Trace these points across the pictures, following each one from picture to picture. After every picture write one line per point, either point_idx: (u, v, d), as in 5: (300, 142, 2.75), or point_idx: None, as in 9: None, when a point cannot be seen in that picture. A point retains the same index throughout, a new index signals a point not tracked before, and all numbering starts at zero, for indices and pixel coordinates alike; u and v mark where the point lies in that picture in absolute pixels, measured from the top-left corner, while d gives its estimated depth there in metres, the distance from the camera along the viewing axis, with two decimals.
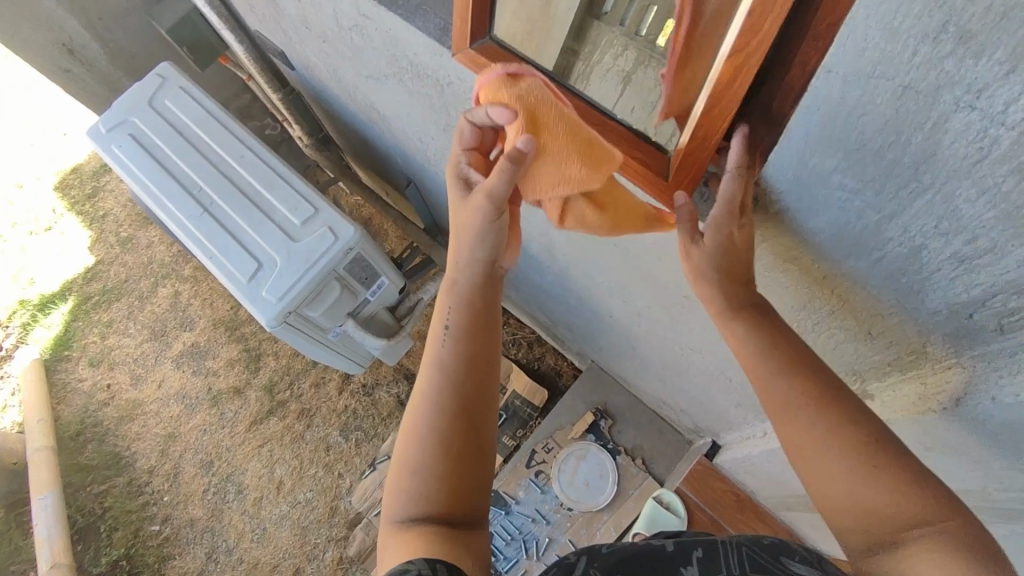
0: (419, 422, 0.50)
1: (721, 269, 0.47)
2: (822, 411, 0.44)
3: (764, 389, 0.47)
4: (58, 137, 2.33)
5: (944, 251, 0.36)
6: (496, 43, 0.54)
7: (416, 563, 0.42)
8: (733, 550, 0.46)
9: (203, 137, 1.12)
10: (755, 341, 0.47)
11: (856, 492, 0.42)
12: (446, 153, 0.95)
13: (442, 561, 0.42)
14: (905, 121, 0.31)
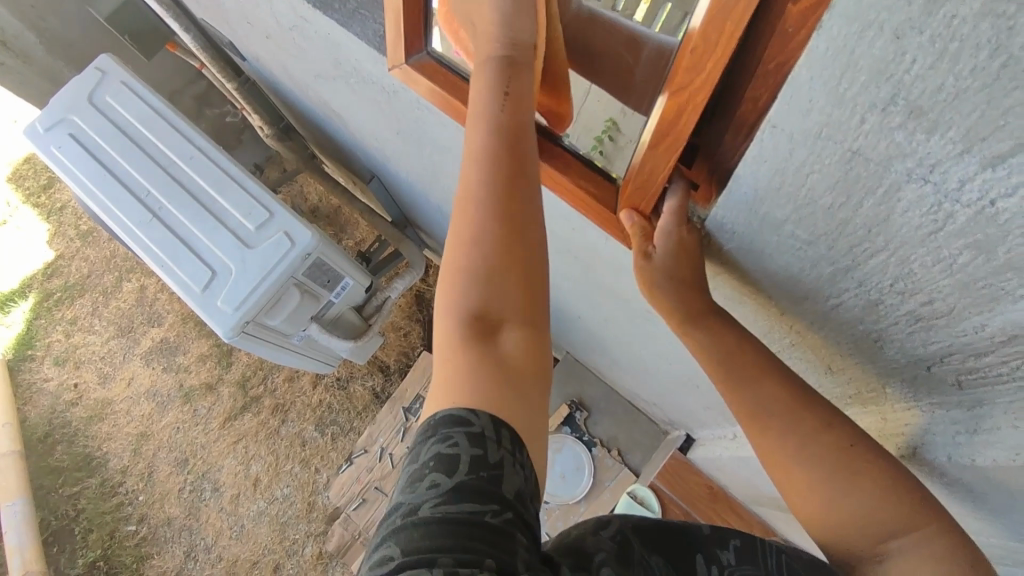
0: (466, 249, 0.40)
1: (674, 281, 0.45)
2: (795, 420, 0.44)
3: (736, 399, 0.46)
4: (9, 125, 2.23)
5: (901, 308, 0.33)
6: (434, 60, 0.56)
7: (479, 419, 0.33)
8: (770, 552, 0.40)
9: (147, 136, 1.06)
10: (721, 351, 0.47)
11: (836, 503, 0.41)
12: (404, 154, 0.90)
13: (506, 426, 0.34)
14: (855, 184, 0.28)
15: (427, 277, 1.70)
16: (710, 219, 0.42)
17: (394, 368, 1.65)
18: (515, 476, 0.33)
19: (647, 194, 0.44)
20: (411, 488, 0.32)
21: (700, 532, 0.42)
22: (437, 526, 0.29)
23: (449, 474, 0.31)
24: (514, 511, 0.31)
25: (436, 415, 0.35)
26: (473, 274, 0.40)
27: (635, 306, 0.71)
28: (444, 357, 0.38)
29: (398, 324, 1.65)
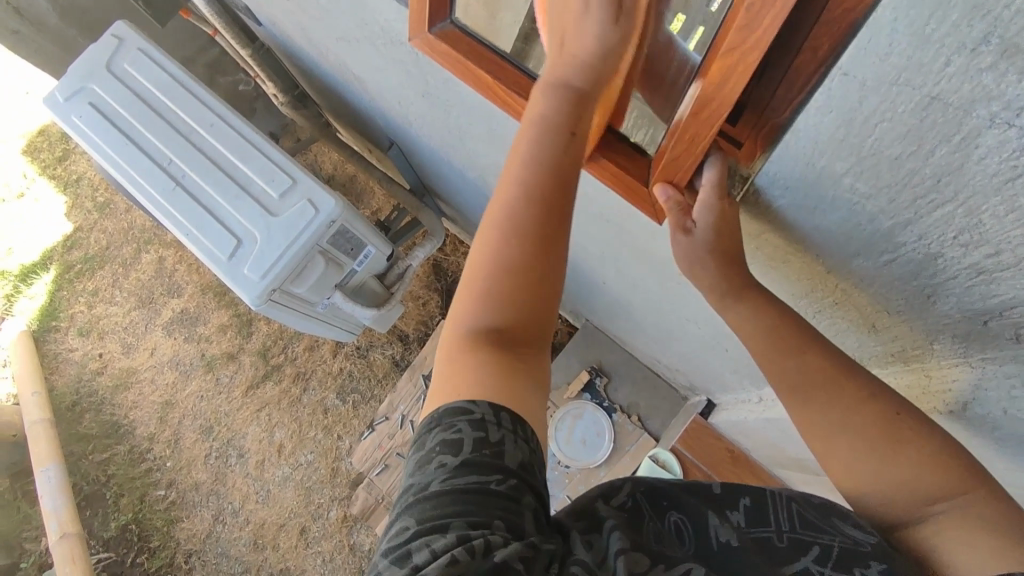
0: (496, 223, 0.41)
1: (713, 251, 0.46)
2: (837, 391, 0.44)
3: (775, 369, 0.46)
4: (21, 97, 2.22)
5: (962, 261, 0.33)
6: (458, 29, 0.55)
7: (480, 406, 0.36)
8: (782, 503, 0.41)
9: (167, 102, 1.05)
10: (760, 319, 0.47)
11: (880, 472, 0.41)
12: (428, 118, 0.90)
13: (506, 410, 0.37)
14: (929, 131, 0.28)
15: (444, 246, 1.70)
16: (756, 177, 0.42)
17: (414, 337, 1.66)
18: (517, 449, 0.36)
19: (685, 164, 0.44)
20: (422, 468, 0.36)
21: (711, 492, 0.43)
22: (445, 497, 0.34)
23: (455, 452, 0.35)
24: (520, 477, 0.36)
25: (447, 404, 0.38)
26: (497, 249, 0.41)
27: (665, 272, 0.71)
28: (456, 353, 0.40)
29: (416, 293, 1.66)
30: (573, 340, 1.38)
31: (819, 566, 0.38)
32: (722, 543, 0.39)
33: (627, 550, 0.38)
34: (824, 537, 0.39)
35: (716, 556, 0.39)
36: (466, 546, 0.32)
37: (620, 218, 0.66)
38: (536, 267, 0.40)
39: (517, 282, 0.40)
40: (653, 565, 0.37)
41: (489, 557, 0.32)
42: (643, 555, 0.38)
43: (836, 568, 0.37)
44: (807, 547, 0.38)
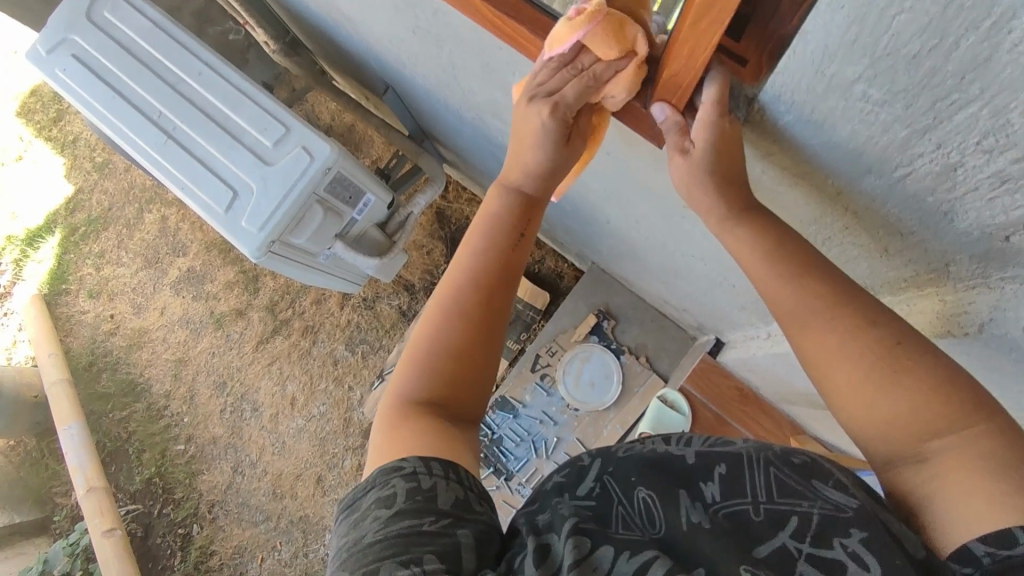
0: (444, 308, 0.50)
1: (714, 173, 0.44)
2: (837, 315, 0.42)
3: (774, 294, 0.45)
4: (9, 56, 2.17)
5: (983, 170, 0.31)
6: None
7: (409, 461, 0.43)
8: (759, 469, 0.41)
9: (152, 52, 1.01)
10: (760, 242, 0.45)
11: (878, 402, 0.40)
12: (422, 57, 0.86)
13: (436, 459, 0.43)
14: (954, 20, 0.25)
15: (446, 193, 1.67)
16: (761, 95, 0.40)
17: (419, 287, 1.66)
18: (448, 492, 0.42)
19: (686, 81, 0.43)
20: (359, 525, 0.40)
21: (685, 462, 0.43)
22: (378, 545, 0.38)
23: (388, 506, 0.40)
24: (453, 516, 0.40)
25: (377, 470, 0.43)
26: (444, 330, 0.49)
27: (670, 206, 0.68)
28: (396, 414, 0.47)
29: (420, 242, 1.65)
30: (579, 284, 1.36)
31: (798, 543, 0.37)
32: (692, 523, 0.40)
33: (583, 557, 0.38)
34: (803, 506, 0.38)
35: (681, 538, 0.39)
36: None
37: (624, 150, 0.64)
38: (473, 344, 0.49)
39: (459, 361, 0.49)
40: (619, 555, 0.38)
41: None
42: (607, 551, 0.39)
43: (814, 542, 0.37)
44: (785, 521, 0.38)
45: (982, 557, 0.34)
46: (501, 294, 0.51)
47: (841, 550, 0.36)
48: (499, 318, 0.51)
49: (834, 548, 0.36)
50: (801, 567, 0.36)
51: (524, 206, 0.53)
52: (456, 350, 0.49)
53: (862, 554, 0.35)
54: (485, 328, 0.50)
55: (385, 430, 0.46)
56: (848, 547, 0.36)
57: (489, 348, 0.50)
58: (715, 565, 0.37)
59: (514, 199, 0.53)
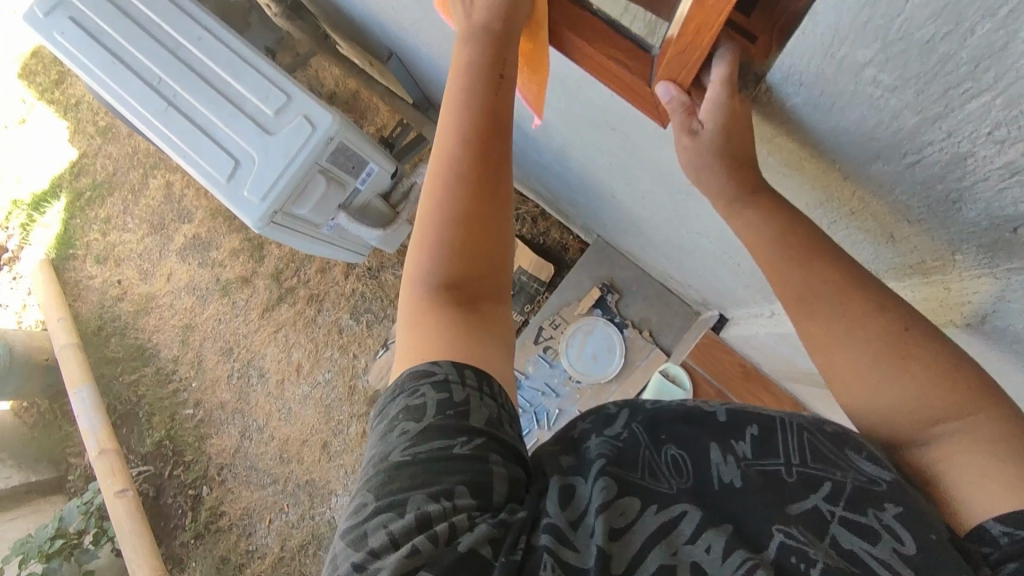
0: (440, 182, 0.48)
1: (722, 156, 0.43)
2: (843, 300, 0.42)
3: (777, 279, 0.44)
4: (9, 16, 2.14)
5: (994, 161, 0.30)
6: None
7: (442, 367, 0.42)
8: (794, 435, 0.40)
9: (150, 15, 0.99)
10: (767, 227, 0.44)
11: (883, 389, 0.40)
12: (425, 24, 0.84)
13: (469, 367, 0.43)
14: (968, 6, 0.24)
15: None
16: (770, 75, 0.39)
17: None
18: (481, 410, 0.41)
19: (692, 59, 0.42)
20: (386, 438, 0.40)
21: (717, 420, 0.42)
22: (408, 468, 0.38)
23: (418, 420, 0.40)
24: (486, 439, 0.40)
25: (409, 370, 0.43)
26: (444, 208, 0.47)
27: (676, 183, 0.67)
28: (418, 304, 0.47)
29: None
30: (584, 257, 1.35)
31: (831, 506, 0.37)
32: (724, 483, 0.39)
33: (610, 499, 0.38)
34: (836, 474, 0.38)
35: (715, 494, 0.39)
36: (428, 533, 0.36)
37: (630, 125, 0.62)
38: (480, 214, 0.48)
39: (465, 238, 0.47)
40: (644, 506, 0.38)
41: (453, 543, 0.36)
42: (632, 502, 0.39)
43: (848, 506, 0.37)
44: (818, 484, 0.38)
45: (1000, 537, 0.34)
46: (495, 149, 0.49)
47: (874, 519, 0.36)
48: (500, 176, 0.49)
49: (866, 515, 0.36)
50: (833, 530, 0.36)
51: (496, 52, 0.51)
52: (457, 221, 0.47)
53: (896, 527, 0.35)
54: (484, 194, 0.48)
55: (411, 325, 0.46)
56: (882, 518, 0.36)
57: (495, 206, 0.48)
58: (747, 522, 0.37)
59: (481, 48, 0.51)
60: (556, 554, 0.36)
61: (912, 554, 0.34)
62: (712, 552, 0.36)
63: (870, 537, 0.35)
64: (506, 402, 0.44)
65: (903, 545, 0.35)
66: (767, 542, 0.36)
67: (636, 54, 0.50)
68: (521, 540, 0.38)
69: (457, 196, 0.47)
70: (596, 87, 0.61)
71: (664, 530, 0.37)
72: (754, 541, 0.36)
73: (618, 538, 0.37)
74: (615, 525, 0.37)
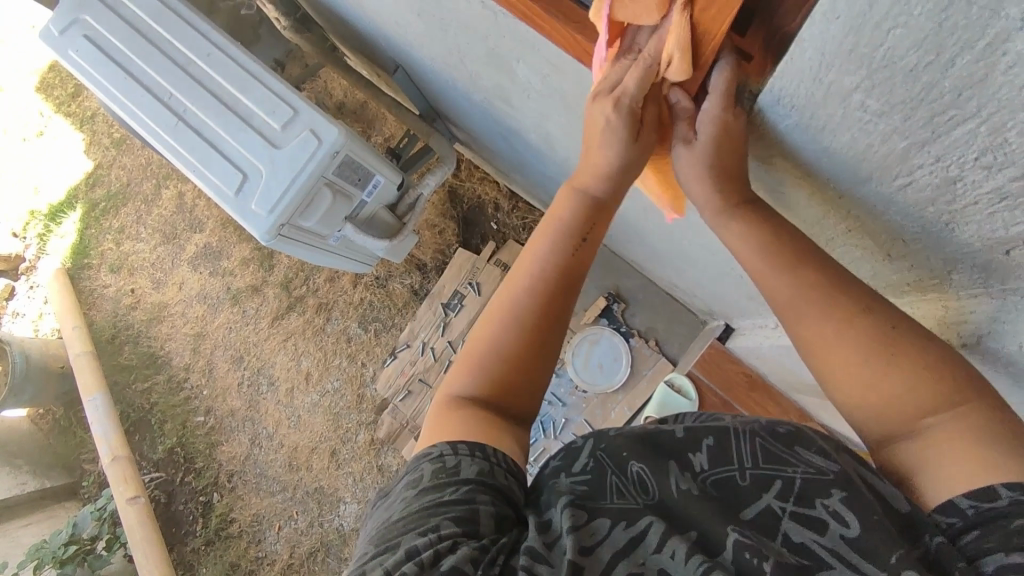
0: (498, 322, 0.49)
1: (715, 168, 0.44)
2: (831, 304, 0.42)
3: (765, 285, 0.45)
4: (27, 31, 2.19)
5: (983, 185, 0.30)
6: None
7: (439, 446, 0.43)
8: (745, 439, 0.41)
9: (162, 33, 1.01)
10: (753, 240, 0.45)
11: (875, 383, 0.40)
12: (428, 37, 0.86)
13: (464, 442, 0.43)
14: (949, 38, 0.24)
15: (459, 171, 1.66)
16: (761, 97, 0.38)
17: (431, 266, 1.65)
18: (473, 465, 0.42)
19: (693, 72, 0.41)
20: (391, 504, 0.42)
21: (674, 435, 0.44)
22: (403, 519, 0.39)
23: (414, 485, 0.41)
24: (474, 485, 0.41)
25: (422, 451, 0.45)
26: (498, 344, 0.49)
27: (676, 198, 0.67)
28: (445, 404, 0.48)
29: (433, 221, 1.65)
30: (590, 267, 1.35)
31: (783, 502, 0.38)
32: (682, 490, 0.40)
33: (581, 523, 0.39)
34: (787, 471, 0.39)
35: (676, 504, 0.39)
36: (416, 559, 0.36)
37: None
38: (523, 351, 0.48)
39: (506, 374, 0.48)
40: (614, 525, 0.39)
41: (436, 566, 0.36)
42: (602, 523, 0.39)
43: (797, 501, 0.38)
44: (771, 481, 0.39)
45: (966, 509, 0.35)
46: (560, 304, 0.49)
47: (823, 509, 0.37)
48: (555, 323, 0.49)
49: (816, 507, 0.37)
50: (784, 525, 0.37)
51: (591, 205, 0.50)
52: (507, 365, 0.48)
53: (842, 511, 0.36)
54: (538, 339, 0.49)
55: (438, 414, 0.48)
56: (830, 506, 0.37)
57: (540, 355, 0.49)
58: (708, 530, 0.38)
59: (581, 204, 0.50)
60: (530, 571, 0.37)
61: (857, 537, 0.35)
62: (676, 557, 0.37)
63: (818, 528, 0.37)
64: (504, 455, 0.44)
65: (850, 529, 0.36)
66: (723, 543, 0.37)
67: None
68: (501, 560, 0.38)
69: (509, 347, 0.48)
70: None
71: (632, 543, 0.38)
72: (712, 545, 0.37)
73: (589, 552, 0.38)
74: (586, 543, 0.38)
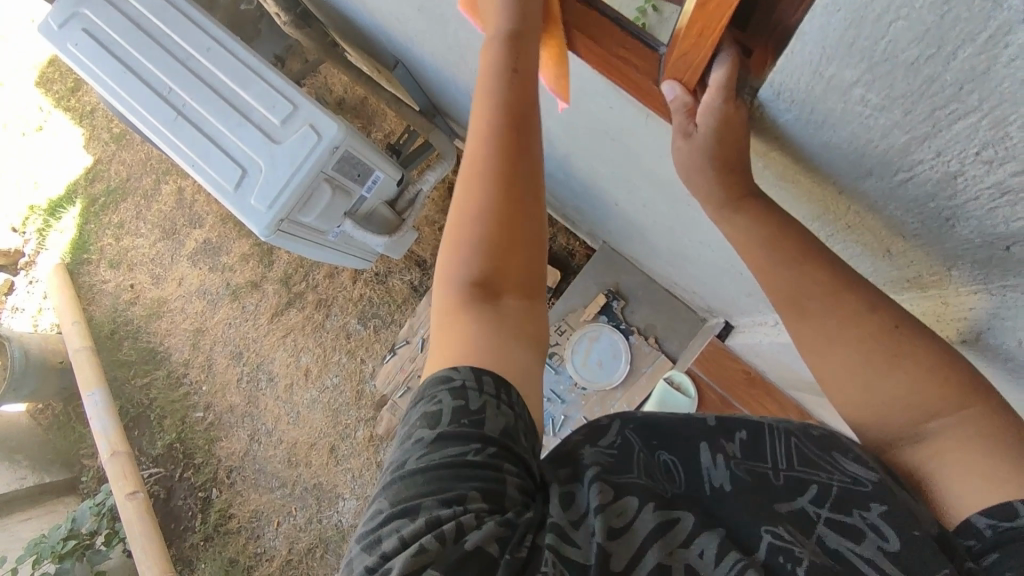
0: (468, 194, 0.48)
1: (716, 158, 0.43)
2: (834, 300, 0.42)
3: (768, 277, 0.44)
4: (26, 26, 2.19)
5: (984, 180, 0.30)
6: None
7: (461, 372, 0.41)
8: (780, 440, 0.41)
9: (161, 27, 1.01)
10: (757, 231, 0.45)
11: (876, 385, 0.40)
12: (427, 33, 0.86)
13: (488, 373, 0.41)
14: (950, 31, 0.24)
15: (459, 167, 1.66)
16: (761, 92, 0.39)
17: (431, 263, 1.65)
18: (498, 417, 0.39)
19: (694, 62, 0.41)
20: (403, 446, 0.40)
21: (706, 423, 0.43)
22: (421, 475, 0.37)
23: (432, 427, 0.39)
24: (500, 446, 0.39)
25: (434, 374, 0.42)
26: (476, 214, 0.47)
27: (676, 194, 0.67)
28: (446, 305, 0.46)
29: (433, 218, 1.64)
30: (590, 264, 1.35)
31: (817, 508, 0.38)
32: (715, 488, 0.40)
33: (607, 502, 0.38)
34: (822, 476, 0.39)
35: (708, 498, 0.39)
36: (436, 532, 0.35)
37: (629, 134, 0.63)
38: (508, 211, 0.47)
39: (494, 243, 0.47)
40: (643, 504, 0.38)
41: (461, 540, 0.35)
42: (630, 501, 0.38)
43: (833, 508, 0.37)
44: (807, 485, 0.39)
45: (985, 529, 0.34)
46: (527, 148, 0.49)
47: (859, 519, 0.37)
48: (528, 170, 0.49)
49: (852, 515, 0.37)
50: (819, 529, 0.37)
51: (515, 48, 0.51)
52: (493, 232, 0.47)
53: (880, 525, 0.36)
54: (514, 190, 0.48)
55: (446, 320, 0.45)
56: (868, 518, 0.36)
57: (522, 204, 0.48)
58: (740, 525, 0.37)
59: (509, 57, 0.51)
60: (558, 551, 0.36)
61: (896, 550, 0.35)
62: (705, 557, 0.36)
63: (854, 536, 0.36)
64: (527, 414, 0.42)
65: (887, 542, 0.35)
66: (757, 543, 0.36)
67: (641, 50, 0.49)
68: (528, 539, 0.37)
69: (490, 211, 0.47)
70: (596, 97, 0.62)
71: (663, 530, 0.37)
72: (746, 542, 0.37)
73: (619, 536, 0.37)
74: (614, 525, 0.37)
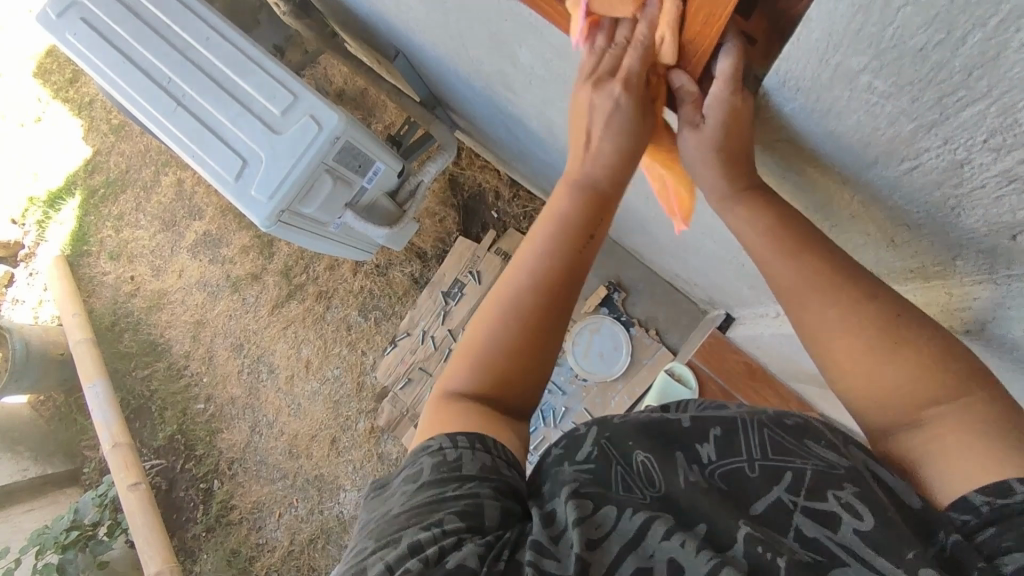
0: (492, 320, 0.48)
1: (721, 149, 0.43)
2: (836, 288, 0.42)
3: (769, 267, 0.45)
4: (25, 15, 2.17)
5: (991, 167, 0.30)
6: None
7: (438, 438, 0.43)
8: (754, 430, 0.41)
9: (160, 16, 1.00)
10: (760, 217, 0.45)
11: (877, 372, 0.40)
12: (428, 22, 0.86)
13: (463, 433, 0.43)
14: (960, 15, 0.24)
15: (459, 159, 1.65)
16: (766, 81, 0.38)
17: (431, 255, 1.65)
18: (476, 460, 0.42)
19: (698, 54, 0.41)
20: (390, 498, 0.42)
21: (681, 426, 0.44)
22: (403, 514, 0.39)
23: (415, 480, 0.41)
24: (479, 481, 0.41)
25: (421, 444, 0.45)
26: (491, 338, 0.48)
27: None
28: (447, 400, 0.48)
29: (433, 210, 1.64)
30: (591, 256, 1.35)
31: (793, 496, 0.38)
32: (689, 482, 0.40)
33: (587, 515, 0.39)
34: (797, 462, 0.39)
35: (683, 495, 0.40)
36: (419, 557, 0.36)
37: None
38: (526, 352, 0.48)
39: (506, 365, 0.48)
40: (621, 512, 0.39)
41: (442, 562, 0.36)
42: (609, 511, 0.39)
43: (809, 495, 0.38)
44: (782, 474, 0.39)
45: (981, 505, 0.34)
46: (563, 295, 0.49)
47: (835, 501, 0.37)
48: (556, 322, 0.49)
49: (827, 500, 0.37)
50: (797, 521, 0.37)
51: (595, 201, 0.50)
52: (510, 358, 0.47)
53: (854, 503, 0.36)
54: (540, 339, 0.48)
55: (434, 414, 0.47)
56: (842, 498, 0.37)
57: (542, 350, 0.48)
58: (716, 522, 0.38)
59: (582, 197, 0.49)
60: (537, 565, 0.36)
61: (871, 529, 0.35)
62: (686, 547, 0.36)
63: (831, 525, 0.36)
64: (504, 448, 0.44)
65: (864, 521, 0.35)
66: (734, 535, 0.37)
67: None
68: (505, 555, 0.38)
69: (507, 346, 0.48)
70: None
71: (635, 539, 0.38)
72: (721, 540, 0.37)
73: (596, 546, 0.38)
74: (593, 536, 0.38)
